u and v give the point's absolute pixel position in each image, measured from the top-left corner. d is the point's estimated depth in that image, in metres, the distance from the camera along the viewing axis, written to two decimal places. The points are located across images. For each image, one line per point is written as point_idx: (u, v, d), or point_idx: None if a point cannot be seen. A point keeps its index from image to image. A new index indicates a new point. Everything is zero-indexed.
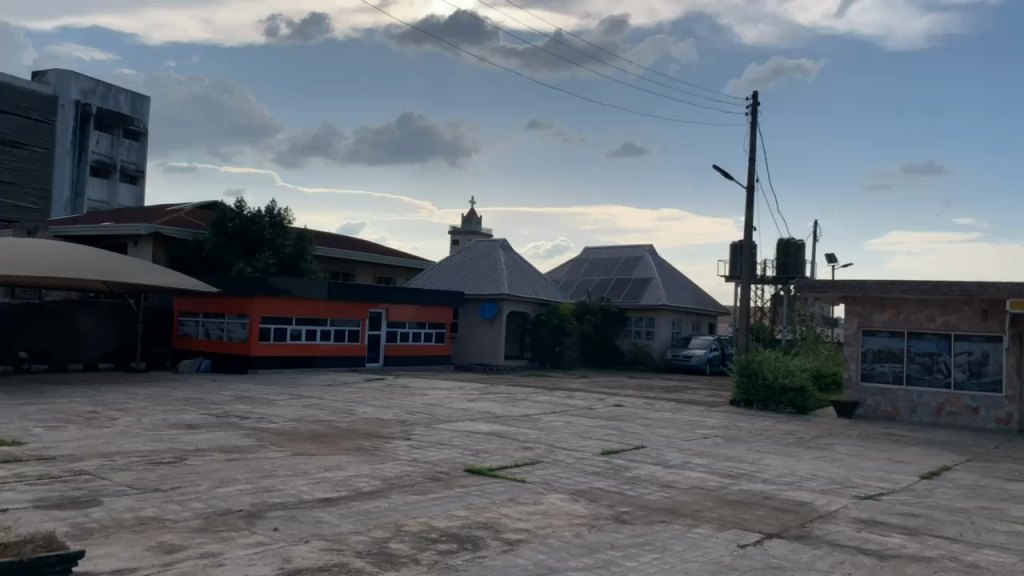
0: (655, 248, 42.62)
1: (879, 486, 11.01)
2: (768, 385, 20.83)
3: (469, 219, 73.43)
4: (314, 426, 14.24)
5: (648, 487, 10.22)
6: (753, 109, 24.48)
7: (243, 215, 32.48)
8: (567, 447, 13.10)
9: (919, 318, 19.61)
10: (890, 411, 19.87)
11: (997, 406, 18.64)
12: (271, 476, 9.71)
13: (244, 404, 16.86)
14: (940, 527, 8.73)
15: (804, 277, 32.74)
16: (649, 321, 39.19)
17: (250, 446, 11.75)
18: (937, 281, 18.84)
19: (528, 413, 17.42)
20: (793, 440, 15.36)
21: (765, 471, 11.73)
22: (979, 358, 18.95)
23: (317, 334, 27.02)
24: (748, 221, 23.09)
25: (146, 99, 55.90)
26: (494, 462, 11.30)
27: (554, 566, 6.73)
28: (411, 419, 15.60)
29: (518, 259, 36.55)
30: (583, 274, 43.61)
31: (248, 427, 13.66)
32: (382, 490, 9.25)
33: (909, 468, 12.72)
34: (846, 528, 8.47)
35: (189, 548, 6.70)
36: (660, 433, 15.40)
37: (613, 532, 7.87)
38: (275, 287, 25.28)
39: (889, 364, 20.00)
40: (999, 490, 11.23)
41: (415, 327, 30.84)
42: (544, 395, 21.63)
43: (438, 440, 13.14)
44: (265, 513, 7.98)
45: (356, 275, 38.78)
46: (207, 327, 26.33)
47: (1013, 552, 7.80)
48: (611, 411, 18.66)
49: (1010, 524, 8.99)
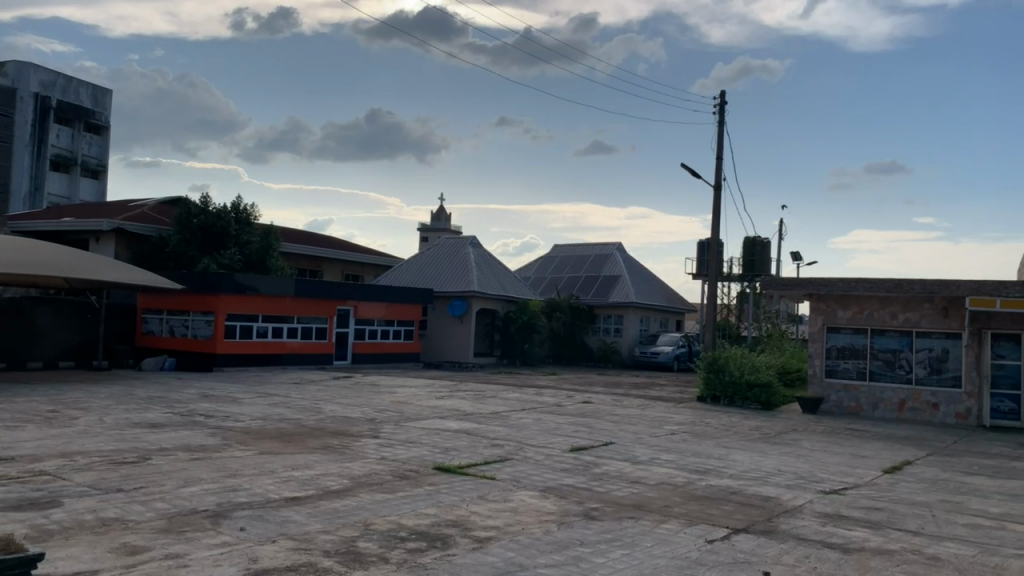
0: (624, 246, 42.86)
1: (843, 480, 11.19)
2: (735, 381, 21.06)
3: (438, 215, 73.26)
4: (281, 424, 14.07)
5: (617, 483, 10.27)
6: (721, 108, 24.64)
7: (209, 211, 32.00)
8: (536, 444, 13.11)
9: (882, 315, 19.97)
10: (854, 406, 20.18)
11: (957, 401, 19.05)
12: (237, 476, 9.58)
13: (209, 403, 16.61)
14: (903, 520, 8.90)
15: (769, 275, 33.15)
16: (617, 319, 39.40)
17: (215, 446, 11.59)
18: (899, 279, 19.16)
19: (498, 410, 17.41)
20: (758, 436, 15.56)
21: (732, 467, 11.85)
22: (940, 354, 19.34)
23: (284, 332, 26.75)
24: (715, 220, 23.28)
25: (109, 92, 55.15)
26: (463, 460, 11.26)
27: (523, 563, 6.73)
28: (380, 417, 15.50)
29: (487, 256, 36.52)
30: (553, 271, 43.70)
31: (213, 426, 13.46)
32: (351, 489, 9.18)
33: (872, 463, 12.95)
34: (812, 523, 8.58)
35: (153, 549, 6.58)
36: (629, 430, 15.46)
37: (583, 529, 7.88)
38: (241, 284, 24.98)
39: (852, 361, 20.32)
40: (959, 483, 11.47)
41: (383, 325, 30.67)
42: (513, 392, 21.65)
43: (407, 438, 13.08)
44: (230, 513, 7.87)
45: (324, 272, 38.42)
46: (172, 324, 25.95)
47: (973, 544, 7.96)
48: (580, 408, 18.71)
49: (970, 517, 9.18)
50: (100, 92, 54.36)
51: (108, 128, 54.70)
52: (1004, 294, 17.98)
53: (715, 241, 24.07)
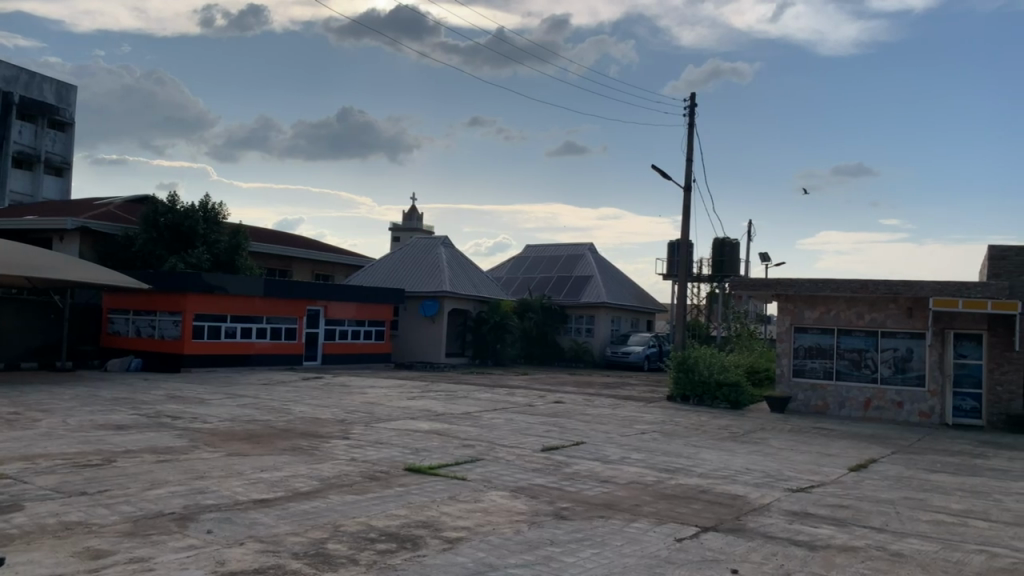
0: (596, 246, 43.05)
1: (810, 478, 11.34)
2: (704, 381, 21.26)
3: (410, 215, 72.99)
4: (250, 426, 13.93)
5: (587, 482, 10.32)
6: (691, 110, 24.81)
7: (176, 210, 31.59)
8: (507, 444, 13.14)
9: (848, 315, 20.27)
10: (821, 405, 20.45)
11: (920, 400, 19.40)
12: (205, 478, 9.47)
13: (175, 404, 16.42)
14: (868, 517, 9.05)
15: (738, 275, 33.48)
16: (589, 318, 39.55)
17: (182, 448, 11.44)
18: (865, 280, 19.45)
19: (469, 410, 17.40)
20: (727, 435, 15.71)
21: (701, 466, 11.94)
22: (904, 354, 19.68)
23: (252, 332, 26.46)
24: (685, 221, 23.46)
25: (74, 88, 54.28)
26: (433, 461, 11.22)
27: (494, 563, 6.73)
28: (350, 418, 15.41)
29: (459, 256, 36.48)
30: (525, 271, 43.75)
31: (181, 427, 13.31)
32: (321, 490, 9.12)
33: (838, 461, 13.11)
34: (779, 520, 8.69)
35: (117, 553, 6.48)
36: (599, 429, 15.54)
37: (553, 529, 7.90)
38: (209, 284, 24.67)
39: (819, 360, 20.59)
40: (922, 481, 11.67)
41: (354, 325, 30.47)
42: (485, 392, 21.66)
43: (378, 439, 13.01)
44: (198, 515, 7.78)
45: (293, 272, 38.07)
46: (138, 325, 25.57)
47: (935, 540, 8.11)
48: (551, 408, 18.77)
49: (932, 514, 9.35)
50: (65, 89, 53.42)
51: (72, 125, 53.85)
52: (966, 294, 18.33)
53: (685, 242, 24.25)
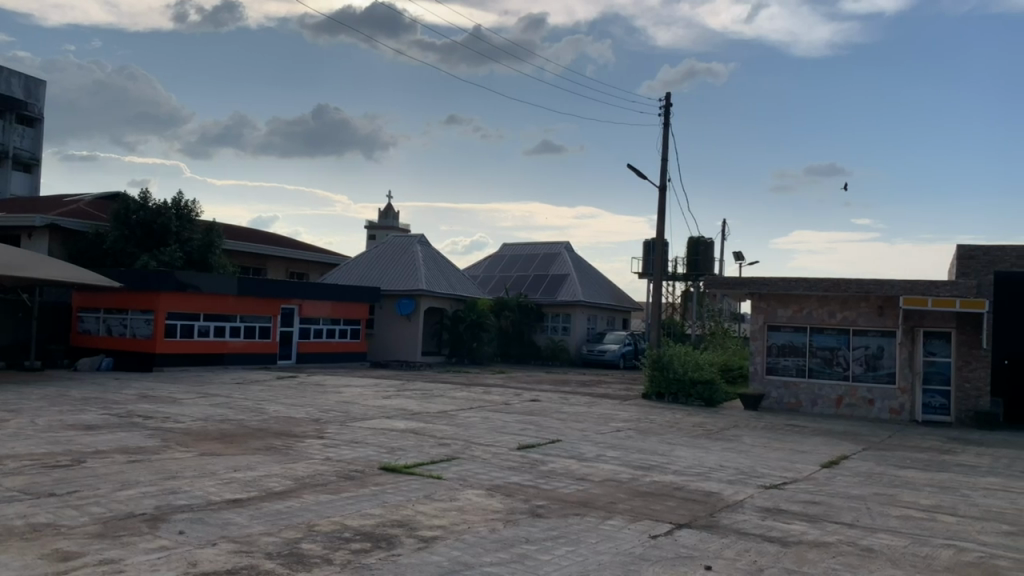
0: (572, 245, 43.18)
1: (783, 475, 11.45)
2: (679, 378, 21.41)
3: (387, 212, 72.67)
4: (223, 425, 13.80)
5: (563, 480, 10.35)
6: (666, 110, 24.93)
7: (148, 207, 31.24)
8: (483, 442, 13.13)
9: (820, 314, 20.51)
10: (793, 403, 20.66)
11: (891, 397, 19.67)
12: (177, 478, 9.36)
13: (147, 403, 16.21)
14: (839, 513, 9.16)
15: (712, 274, 33.72)
16: (565, 317, 39.61)
17: (154, 448, 11.30)
18: (837, 279, 19.73)
19: (445, 409, 17.36)
20: (702, 432, 15.82)
21: (676, 463, 12.01)
22: (875, 352, 19.95)
23: (226, 331, 26.20)
24: (661, 220, 23.58)
25: (43, 83, 53.24)
26: (409, 460, 11.17)
27: (469, 562, 6.72)
28: (325, 417, 15.32)
29: (435, 254, 36.42)
30: (501, 270, 43.73)
31: (152, 427, 13.16)
32: (295, 490, 9.06)
33: (810, 458, 13.27)
34: (752, 517, 8.77)
35: (87, 555, 6.39)
36: (575, 427, 15.57)
37: (529, 527, 7.91)
38: (182, 282, 24.40)
39: (792, 358, 20.81)
40: (892, 476, 11.85)
41: (329, 324, 30.29)
42: (461, 391, 21.62)
43: (353, 439, 12.94)
44: (169, 516, 7.68)
45: (267, 271, 37.77)
46: (109, 324, 25.24)
47: (905, 535, 8.24)
48: (528, 406, 18.79)
49: (902, 509, 9.49)
50: (35, 84, 52.49)
51: (41, 120, 52.97)
52: (935, 293, 18.63)
53: (660, 241, 24.37)
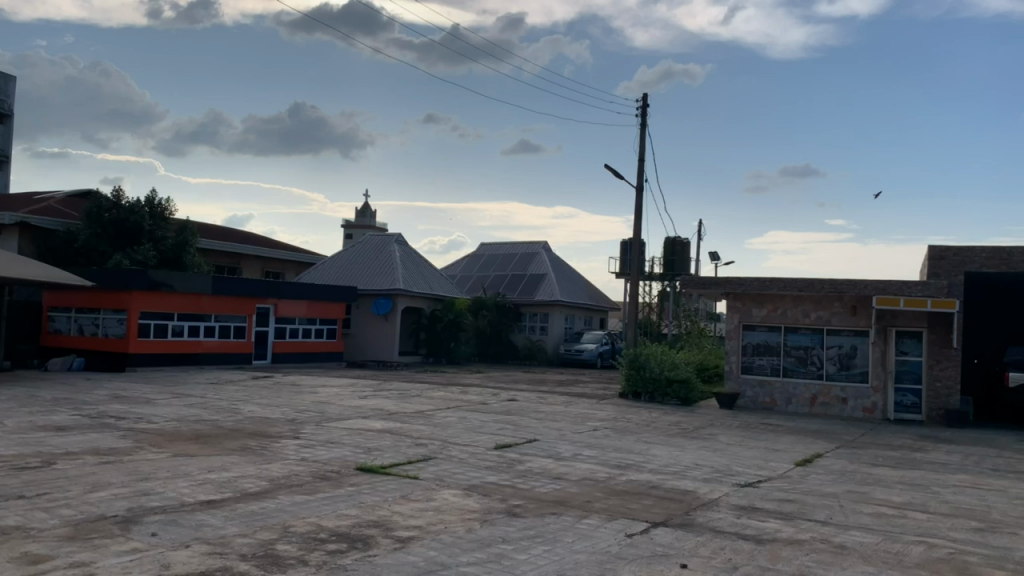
0: (550, 245, 43.27)
1: (757, 473, 11.55)
2: (655, 378, 21.52)
3: (364, 211, 72.30)
4: (197, 426, 13.67)
5: (540, 480, 10.37)
6: (643, 111, 25.01)
7: (121, 206, 30.89)
8: (460, 442, 13.12)
9: (795, 313, 20.71)
10: (768, 402, 20.84)
11: (864, 396, 19.91)
12: (150, 480, 9.25)
13: (119, 404, 16.03)
14: (812, 511, 9.25)
15: (689, 274, 33.92)
16: (543, 317, 39.67)
17: (126, 449, 11.16)
18: (812, 279, 19.92)
19: (422, 409, 17.31)
20: (678, 431, 15.92)
21: (652, 462, 12.07)
22: (848, 351, 20.19)
23: (200, 331, 25.93)
24: (637, 220, 23.68)
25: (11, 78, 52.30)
26: (386, 460, 11.13)
27: (445, 562, 6.71)
28: (300, 417, 15.24)
29: (412, 253, 36.30)
30: (479, 270, 43.70)
31: (124, 428, 12.99)
32: (270, 491, 8.99)
33: (784, 456, 13.39)
34: (727, 515, 8.84)
35: (57, 558, 6.30)
36: (552, 427, 15.62)
37: (506, 527, 7.92)
38: (156, 281, 24.10)
39: (767, 358, 20.98)
40: (865, 474, 12.02)
41: (305, 323, 30.09)
42: (438, 390, 21.57)
43: (328, 439, 12.87)
44: (142, 518, 7.58)
45: (242, 270, 37.45)
46: (80, 323, 24.91)
47: (877, 532, 8.34)
48: (505, 406, 18.79)
49: (874, 506, 9.62)
50: (4, 78, 51.52)
51: (9, 116, 52.06)
52: (907, 293, 18.90)
53: (637, 241, 24.45)
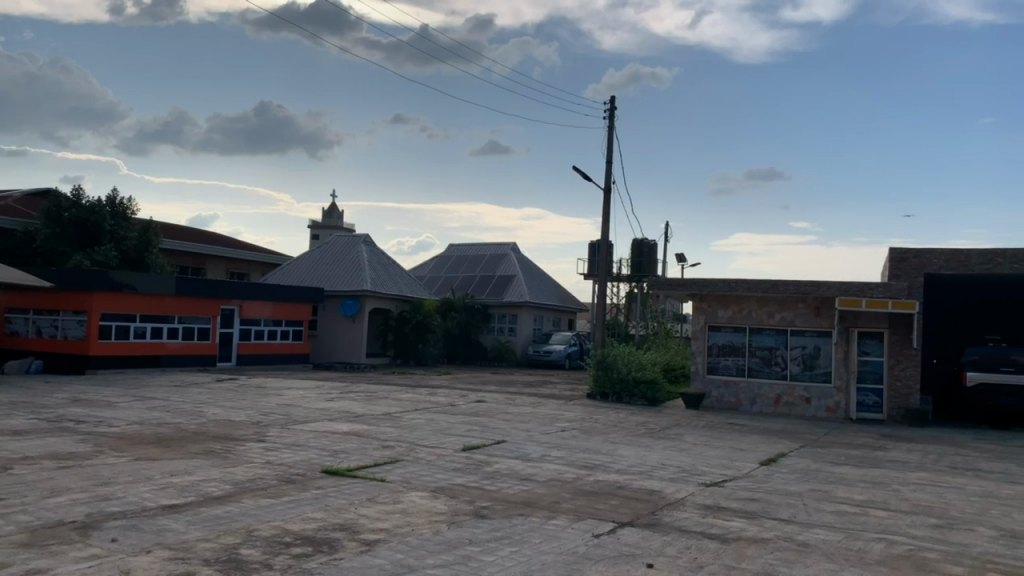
0: (519, 246, 43.32)
1: (723, 473, 11.67)
2: (623, 378, 21.65)
3: (331, 211, 71.65)
4: (159, 429, 13.44)
5: (507, 481, 10.36)
6: (611, 113, 25.18)
7: (81, 205, 30.30)
8: (427, 444, 13.07)
9: (760, 314, 20.98)
10: (733, 402, 21.06)
11: (827, 396, 20.23)
12: (110, 484, 9.07)
13: (78, 407, 15.70)
14: (776, 509, 9.37)
15: (656, 275, 34.13)
16: (511, 318, 39.70)
17: (86, 453, 10.93)
18: (776, 280, 20.18)
19: (389, 411, 17.21)
20: (644, 431, 16.03)
21: (619, 462, 12.13)
22: (812, 351, 20.50)
23: (163, 332, 25.54)
24: (604, 223, 23.81)
25: None
26: (352, 463, 11.05)
27: (412, 564, 6.67)
28: (265, 419, 15.06)
29: (380, 254, 36.11)
30: (448, 271, 43.59)
31: (85, 432, 12.72)
32: (234, 494, 8.86)
33: (749, 455, 13.55)
34: (693, 514, 8.92)
35: (12, 565, 6.15)
36: (520, 427, 15.61)
37: (472, 528, 7.90)
38: (117, 281, 23.67)
39: (732, 358, 21.21)
40: (828, 473, 12.20)
41: (270, 325, 29.76)
42: (405, 392, 21.44)
43: (294, 442, 12.71)
44: (102, 523, 7.44)
45: (206, 270, 36.91)
46: (39, 325, 24.39)
47: (839, 531, 8.45)
48: (473, 407, 18.76)
49: (836, 505, 9.75)
50: None
51: None
52: (869, 294, 19.21)
53: (606, 242, 24.53)
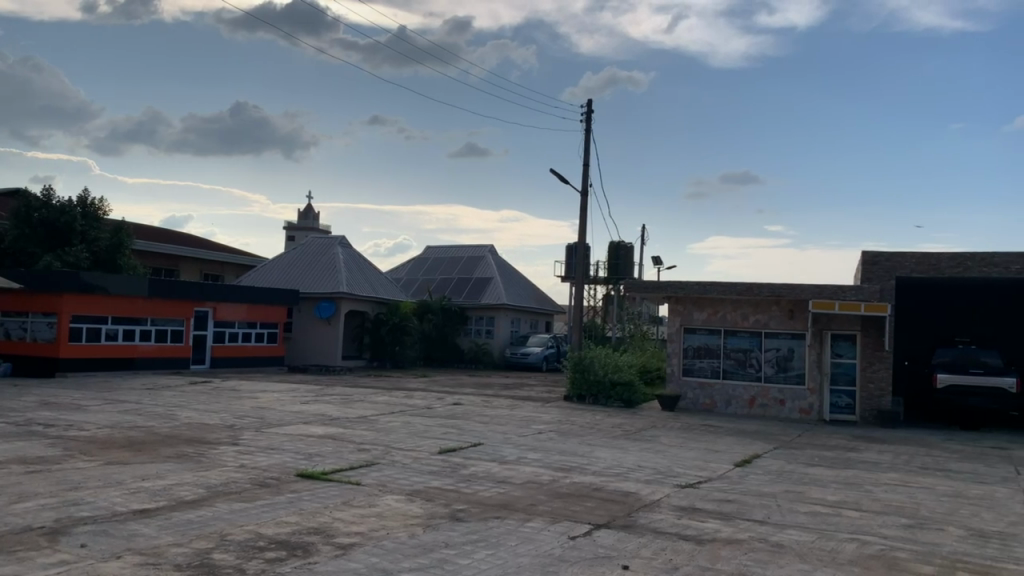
0: (496, 248, 43.30)
1: (698, 474, 11.74)
2: (599, 380, 21.72)
3: (306, 213, 71.40)
4: (131, 433, 13.26)
5: (484, 484, 10.35)
6: (587, 116, 25.27)
7: (51, 205, 29.88)
8: (403, 447, 13.02)
9: (734, 316, 21.14)
10: (708, 403, 21.20)
11: (801, 398, 20.42)
12: (79, 489, 8.92)
13: (48, 411, 15.44)
14: (751, 510, 9.44)
15: (632, 278, 34.28)
16: (489, 320, 39.71)
17: (54, 457, 10.75)
18: (750, 282, 20.35)
19: (365, 414, 17.12)
20: (620, 433, 16.09)
21: (595, 464, 12.18)
22: (786, 354, 20.68)
23: (136, 334, 25.22)
24: (582, 225, 23.86)
25: None
26: (326, 466, 10.98)
27: (387, 568, 6.64)
28: (239, 423, 14.92)
29: (356, 256, 35.93)
30: (425, 273, 43.48)
31: (53, 436, 12.51)
32: (207, 498, 8.77)
33: (724, 457, 13.65)
34: (668, 516, 8.95)
35: None
36: (497, 430, 15.61)
37: (448, 531, 7.87)
38: (89, 283, 23.36)
39: (707, 360, 21.35)
40: (801, 474, 12.32)
41: (245, 327, 29.49)
42: (381, 395, 21.35)
43: (268, 445, 12.60)
44: (71, 529, 7.32)
45: (180, 271, 36.50)
46: (8, 327, 23.97)
47: (812, 531, 8.54)
48: (450, 410, 18.71)
49: (809, 505, 9.85)
50: None
51: None
52: (842, 297, 19.41)
53: (582, 245, 24.59)
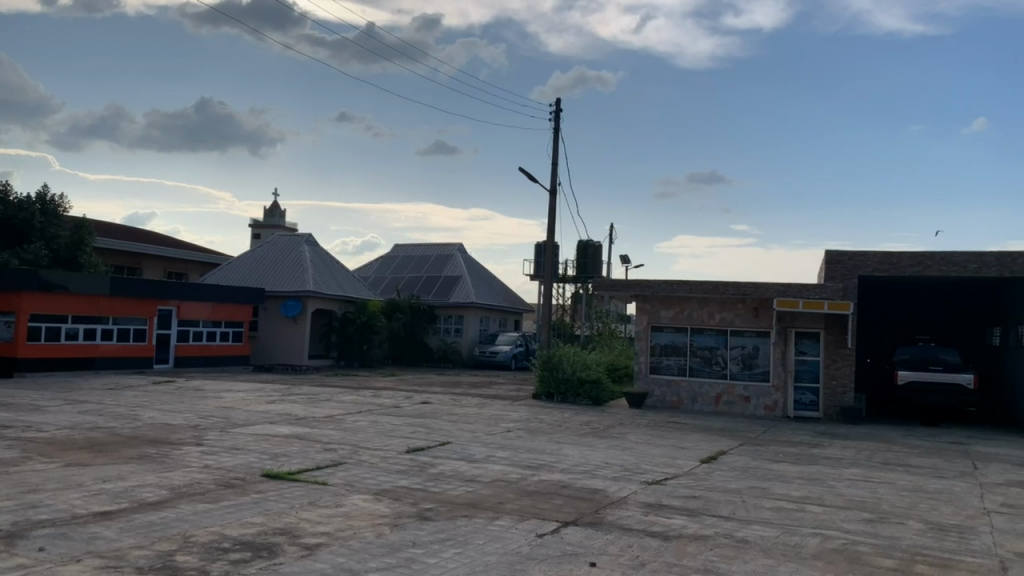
0: (465, 247, 43.22)
1: (665, 471, 11.83)
2: (567, 378, 21.79)
3: (271, 211, 70.54)
4: (92, 434, 13.01)
5: (452, 482, 10.32)
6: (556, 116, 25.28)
7: (8, 202, 29.29)
8: (371, 446, 12.93)
9: (700, 315, 21.33)
10: (675, 401, 21.37)
11: (765, 394, 20.69)
12: (38, 492, 8.72)
13: (5, 412, 15.09)
14: (717, 507, 9.54)
15: (600, 277, 34.43)
16: (457, 319, 39.66)
17: (12, 459, 10.51)
18: (716, 281, 20.55)
19: (332, 413, 16.99)
20: (588, 431, 16.14)
21: (563, 462, 12.21)
22: (751, 351, 20.92)
23: (97, 334, 24.74)
24: (550, 224, 23.90)
25: None
26: (292, 467, 10.87)
27: (354, 568, 6.59)
28: (203, 423, 14.72)
29: (323, 254, 35.64)
30: (393, 271, 43.24)
31: (11, 438, 12.22)
32: (170, 500, 8.64)
33: (691, 453, 13.77)
34: (636, 513, 9.02)
35: None
36: (465, 429, 15.57)
37: (416, 531, 7.84)
38: (47, 282, 22.86)
39: (674, 358, 21.52)
40: (766, 470, 12.47)
41: (209, 326, 29.09)
42: (348, 395, 21.18)
43: (232, 445, 12.43)
44: (29, 532, 7.16)
45: (142, 270, 35.92)
46: None
47: (776, 526, 8.66)
48: (418, 409, 18.62)
49: (774, 501, 9.98)
50: None
51: None
52: (805, 296, 19.70)
53: (551, 244, 24.62)
